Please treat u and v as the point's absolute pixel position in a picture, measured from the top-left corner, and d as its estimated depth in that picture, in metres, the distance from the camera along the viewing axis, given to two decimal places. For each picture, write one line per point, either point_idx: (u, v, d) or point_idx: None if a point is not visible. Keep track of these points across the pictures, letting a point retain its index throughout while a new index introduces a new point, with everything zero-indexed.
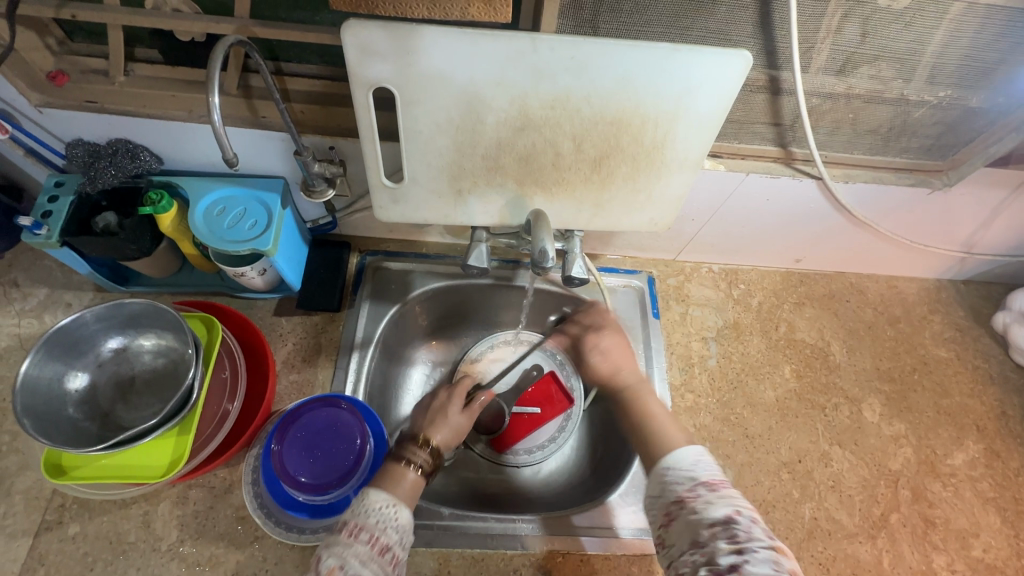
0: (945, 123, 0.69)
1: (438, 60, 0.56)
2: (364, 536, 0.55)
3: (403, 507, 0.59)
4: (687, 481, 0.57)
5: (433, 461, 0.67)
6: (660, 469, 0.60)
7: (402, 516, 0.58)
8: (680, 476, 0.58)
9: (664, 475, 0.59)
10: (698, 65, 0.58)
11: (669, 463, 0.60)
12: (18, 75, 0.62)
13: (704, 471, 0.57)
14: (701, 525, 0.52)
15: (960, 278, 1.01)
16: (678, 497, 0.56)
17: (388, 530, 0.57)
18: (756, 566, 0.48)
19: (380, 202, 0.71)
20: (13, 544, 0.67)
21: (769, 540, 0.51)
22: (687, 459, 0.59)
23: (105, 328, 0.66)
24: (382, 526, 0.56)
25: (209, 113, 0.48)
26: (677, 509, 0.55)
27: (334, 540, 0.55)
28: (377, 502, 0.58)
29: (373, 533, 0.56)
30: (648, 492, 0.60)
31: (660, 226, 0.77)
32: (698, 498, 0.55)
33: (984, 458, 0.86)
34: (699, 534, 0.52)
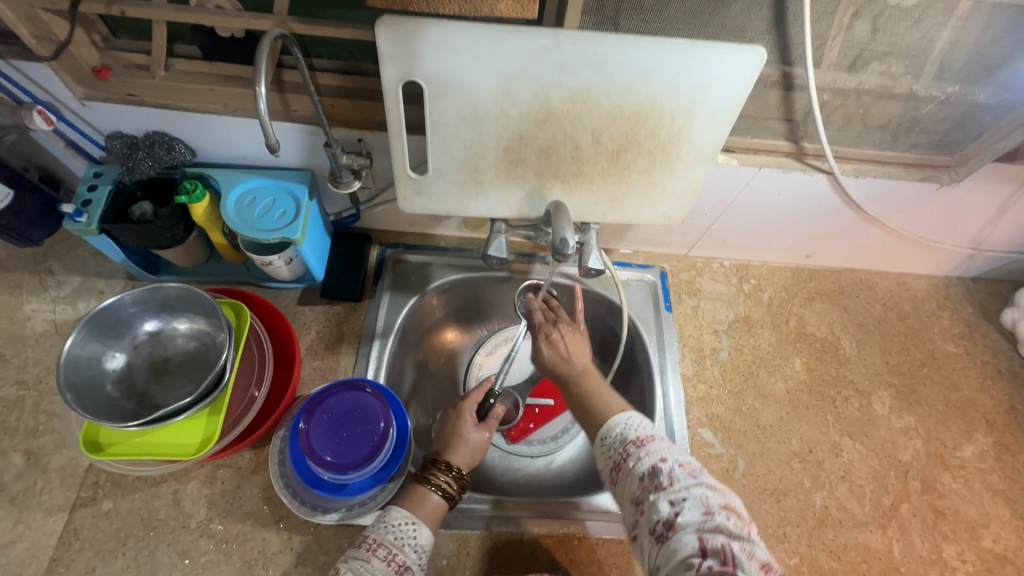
0: (953, 119, 0.71)
1: (466, 54, 0.59)
2: (381, 552, 0.58)
3: (422, 526, 0.62)
4: (619, 443, 0.59)
5: (457, 485, 0.67)
6: (597, 440, 0.62)
7: (421, 534, 0.61)
8: (613, 440, 0.60)
9: (602, 445, 0.61)
10: (714, 60, 0.60)
11: (604, 432, 0.62)
12: (66, 68, 0.65)
13: (634, 429, 0.60)
14: (635, 482, 0.55)
15: (968, 275, 1.02)
16: (614, 461, 0.59)
17: (405, 548, 0.60)
18: (687, 516, 0.50)
19: (405, 193, 0.74)
20: (49, 519, 0.70)
21: (693, 480, 0.53)
22: (618, 423, 0.62)
23: (142, 311, 0.69)
24: (400, 543, 0.59)
25: (256, 102, 0.51)
26: (617, 473, 0.58)
27: (352, 554, 0.58)
28: (396, 519, 0.61)
29: (390, 550, 0.59)
30: (595, 462, 0.63)
31: (674, 220, 0.79)
32: (629, 457, 0.57)
33: (994, 450, 0.87)
34: (635, 492, 0.55)
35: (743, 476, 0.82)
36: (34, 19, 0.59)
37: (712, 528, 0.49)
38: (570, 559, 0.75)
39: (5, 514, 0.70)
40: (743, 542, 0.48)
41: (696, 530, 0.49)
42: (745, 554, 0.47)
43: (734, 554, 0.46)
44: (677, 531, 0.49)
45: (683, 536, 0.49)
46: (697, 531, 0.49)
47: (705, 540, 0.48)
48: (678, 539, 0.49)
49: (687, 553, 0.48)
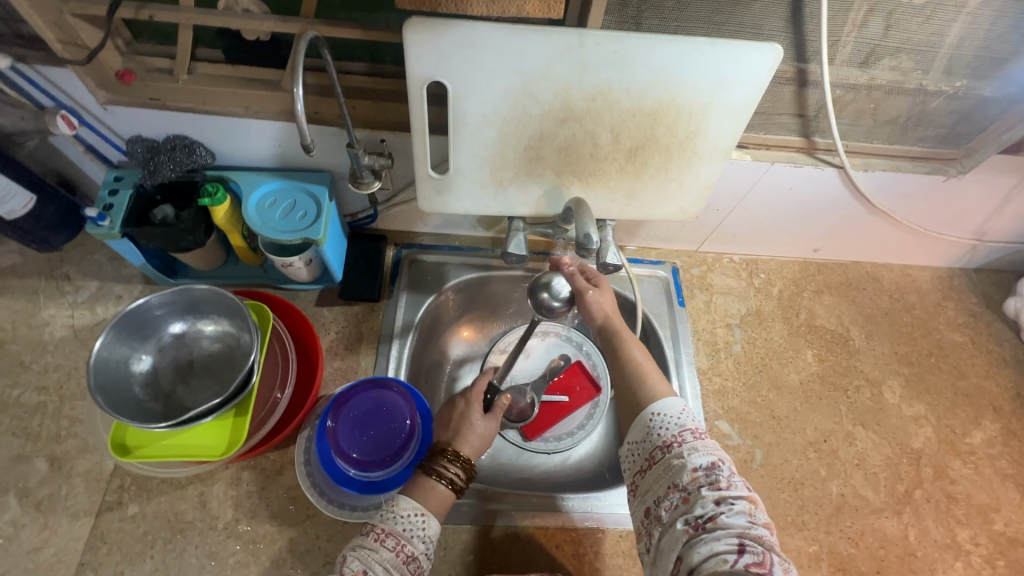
0: (960, 112, 0.73)
1: (491, 54, 0.60)
2: (390, 543, 0.58)
3: (430, 517, 0.61)
4: (673, 427, 0.59)
5: (465, 475, 0.65)
6: (646, 414, 0.61)
7: (429, 526, 0.60)
8: (667, 421, 0.60)
9: (651, 420, 0.60)
10: (734, 59, 0.62)
11: (656, 409, 0.61)
12: (90, 74, 0.66)
13: (691, 421, 0.60)
14: (684, 470, 0.55)
15: (970, 266, 1.05)
16: (664, 442, 0.58)
17: (413, 540, 0.59)
18: (732, 518, 0.51)
19: (425, 193, 0.75)
20: (76, 524, 0.70)
21: (745, 491, 0.54)
22: (673, 406, 0.61)
23: (168, 313, 0.70)
24: (409, 534, 0.59)
25: (293, 103, 0.52)
26: (663, 454, 0.57)
27: (360, 542, 0.57)
28: (405, 510, 0.60)
29: (399, 541, 0.58)
30: (630, 432, 0.62)
31: (689, 216, 0.80)
32: (683, 444, 0.57)
33: (1002, 436, 0.89)
34: (682, 478, 0.55)
35: (761, 466, 0.83)
36: (62, 25, 0.60)
37: (754, 536, 0.50)
38: (593, 550, 0.77)
39: (31, 520, 0.70)
40: (779, 556, 0.50)
41: (739, 532, 0.50)
42: (782, 569, 0.49)
43: (773, 564, 0.48)
44: (717, 528, 0.50)
45: (723, 534, 0.50)
46: (738, 533, 0.50)
47: (745, 543, 0.49)
48: (716, 536, 0.50)
49: (723, 550, 0.48)
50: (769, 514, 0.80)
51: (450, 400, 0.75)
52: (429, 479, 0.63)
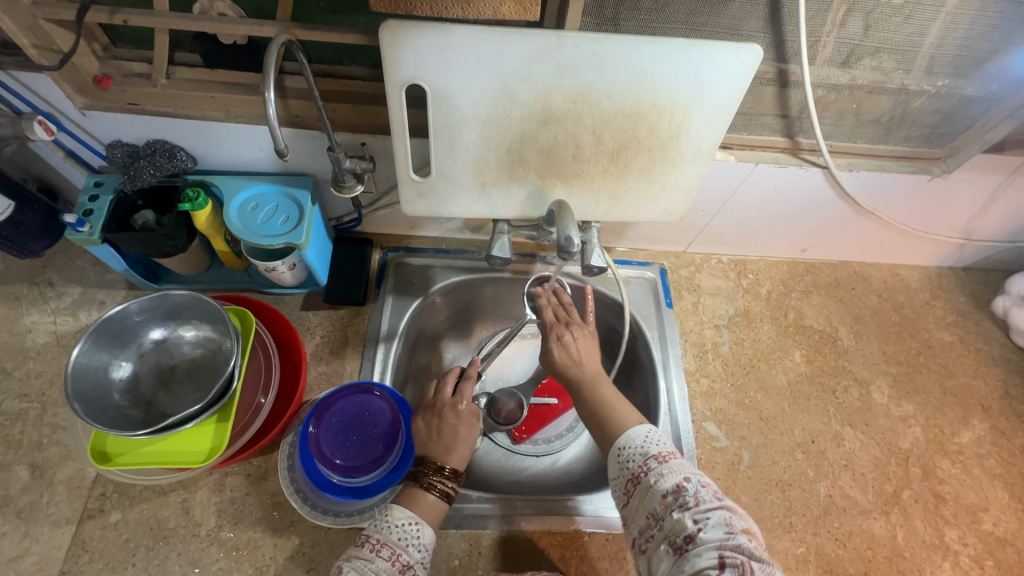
0: (943, 111, 0.73)
1: (469, 57, 0.60)
2: (385, 553, 0.58)
3: (424, 526, 0.61)
4: (639, 456, 0.59)
5: (457, 483, 0.65)
6: (614, 449, 0.61)
7: (424, 535, 0.60)
8: (632, 452, 0.59)
9: (619, 454, 0.60)
10: (712, 60, 0.61)
11: (621, 442, 0.61)
12: (66, 79, 0.65)
13: (655, 444, 0.60)
14: (656, 497, 0.55)
15: (959, 265, 1.05)
16: (632, 472, 0.58)
17: (409, 548, 0.59)
18: (710, 532, 0.50)
19: (407, 197, 0.75)
20: (57, 532, 0.69)
21: (717, 501, 0.53)
22: (636, 435, 0.61)
23: (148, 319, 0.69)
24: (404, 543, 0.59)
25: (265, 108, 0.52)
26: (633, 485, 0.57)
27: (356, 553, 0.57)
28: (399, 519, 0.60)
29: (394, 550, 0.58)
30: (606, 470, 0.62)
31: (674, 217, 0.80)
32: (649, 472, 0.57)
33: (990, 436, 0.89)
34: (654, 506, 0.55)
35: (748, 468, 0.83)
36: (36, 30, 0.59)
37: (733, 546, 0.50)
38: (580, 554, 0.76)
39: (11, 529, 0.69)
40: (761, 561, 0.50)
41: (718, 546, 0.49)
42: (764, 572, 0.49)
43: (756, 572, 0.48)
44: (698, 546, 0.50)
45: (703, 550, 0.49)
46: (718, 546, 0.49)
47: (726, 556, 0.49)
48: (698, 553, 0.50)
49: (706, 566, 0.48)
50: (756, 516, 0.79)
51: (440, 411, 0.70)
52: (422, 490, 0.64)
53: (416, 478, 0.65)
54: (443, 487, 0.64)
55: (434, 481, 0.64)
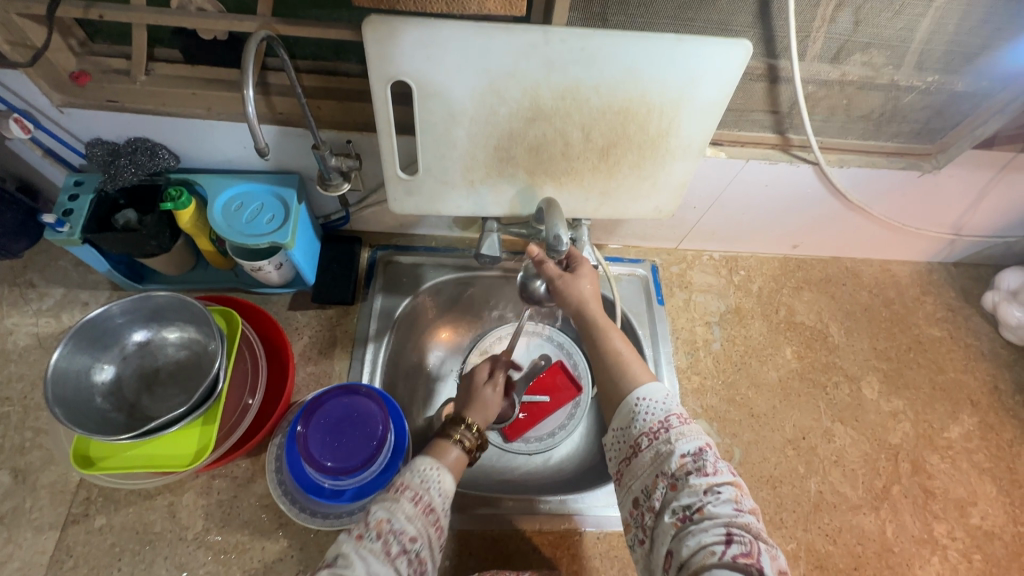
0: (934, 107, 0.73)
1: (454, 53, 0.59)
2: (408, 494, 0.56)
3: (445, 472, 0.59)
4: (659, 412, 0.56)
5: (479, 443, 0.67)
6: (630, 399, 0.59)
7: (445, 480, 0.59)
8: (651, 407, 0.57)
9: (635, 406, 0.58)
10: (701, 55, 0.61)
11: (640, 393, 0.59)
12: (42, 75, 0.64)
13: (674, 405, 0.57)
14: (671, 458, 0.53)
15: (949, 260, 1.05)
16: (649, 429, 0.56)
17: (430, 491, 0.57)
18: (719, 507, 0.49)
19: (395, 195, 0.74)
20: (41, 537, 0.68)
21: (731, 476, 0.52)
22: (657, 391, 0.58)
23: (130, 321, 0.68)
24: (425, 485, 0.57)
25: (244, 106, 0.51)
26: (648, 441, 0.55)
27: (381, 496, 0.56)
28: (420, 465, 0.60)
29: (416, 492, 0.57)
30: (614, 419, 0.60)
31: (665, 214, 0.79)
32: (669, 430, 0.55)
33: (979, 430, 0.89)
34: (669, 466, 0.53)
35: (739, 465, 0.83)
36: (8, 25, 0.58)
37: (741, 524, 0.49)
38: (573, 553, 0.76)
39: None
40: (767, 543, 0.49)
41: (726, 522, 0.49)
42: (770, 555, 0.48)
43: (761, 553, 0.48)
44: (705, 519, 0.49)
45: (710, 525, 0.49)
46: (726, 523, 0.48)
47: (733, 533, 0.48)
48: (703, 527, 0.49)
49: (711, 542, 0.48)
50: None
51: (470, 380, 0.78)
52: (449, 441, 0.65)
53: (443, 432, 0.66)
54: (467, 443, 0.66)
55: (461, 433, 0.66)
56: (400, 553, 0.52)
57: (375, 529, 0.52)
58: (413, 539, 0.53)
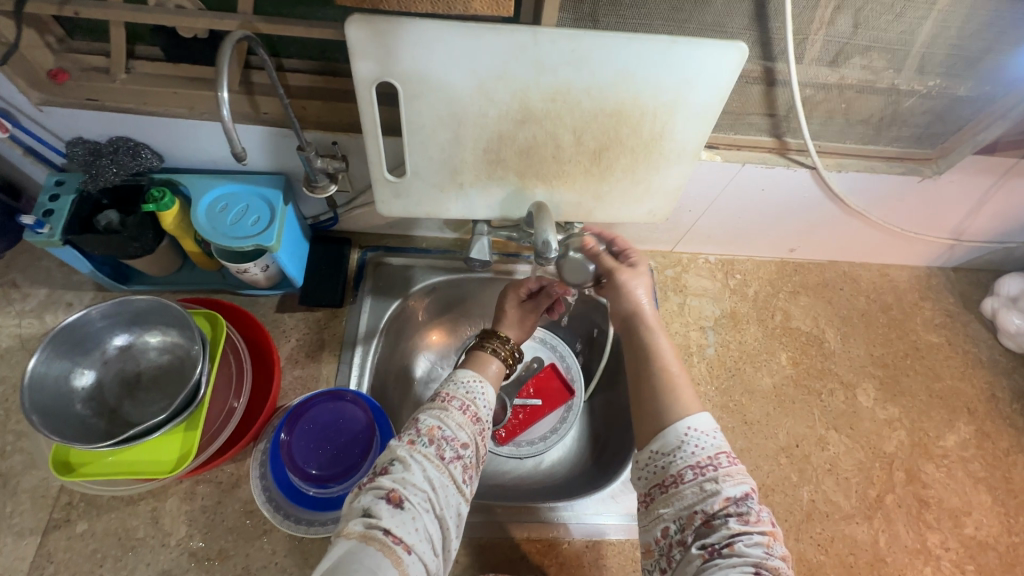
0: (934, 112, 0.71)
1: (440, 54, 0.57)
2: (456, 403, 0.60)
3: (488, 386, 0.64)
4: (709, 448, 0.53)
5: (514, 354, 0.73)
6: (679, 426, 0.54)
7: (488, 393, 0.64)
8: (700, 440, 0.53)
9: (684, 435, 0.54)
10: (696, 57, 0.59)
11: (689, 422, 0.55)
12: (19, 73, 0.62)
13: (724, 443, 0.54)
14: (715, 498, 0.50)
15: (949, 265, 1.03)
16: (695, 462, 0.52)
17: (476, 402, 0.62)
18: (753, 551, 0.48)
19: (382, 197, 0.72)
20: (21, 543, 0.67)
21: (769, 525, 0.50)
22: (708, 424, 0.54)
23: (111, 325, 0.67)
24: (472, 396, 0.62)
25: (219, 109, 0.50)
26: (693, 475, 0.52)
27: (430, 405, 0.60)
28: (464, 378, 0.64)
29: (464, 402, 0.60)
30: (653, 441, 0.56)
31: (658, 218, 0.78)
32: (717, 469, 0.52)
33: (975, 439, 0.88)
34: (711, 505, 0.50)
35: None
36: None
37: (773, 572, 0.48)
38: (562, 563, 0.75)
39: None
40: None
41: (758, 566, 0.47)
42: None
43: None
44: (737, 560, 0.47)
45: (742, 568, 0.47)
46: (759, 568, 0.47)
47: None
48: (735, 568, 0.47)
49: None
50: None
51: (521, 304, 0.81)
52: (486, 352, 0.71)
53: (480, 344, 0.72)
54: (504, 354, 0.72)
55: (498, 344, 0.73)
56: (454, 458, 0.56)
57: (427, 436, 0.56)
58: (464, 446, 0.57)
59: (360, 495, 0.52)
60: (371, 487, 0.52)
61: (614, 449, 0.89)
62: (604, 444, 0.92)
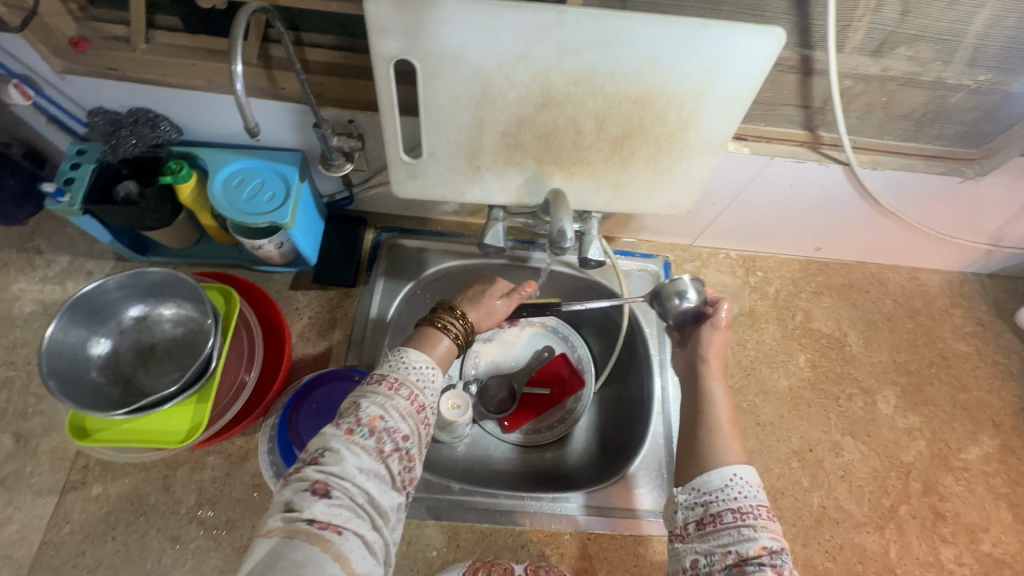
0: (982, 109, 0.67)
1: (460, 32, 0.55)
2: (404, 392, 0.55)
3: (439, 372, 0.60)
4: (750, 498, 0.52)
5: (468, 333, 0.67)
6: (726, 469, 0.54)
7: (438, 380, 0.59)
8: (743, 487, 0.53)
9: (728, 479, 0.54)
10: (729, 43, 0.56)
11: (735, 470, 0.55)
12: (41, 40, 0.62)
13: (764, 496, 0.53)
14: (750, 543, 0.50)
15: (984, 271, 0.99)
16: (735, 507, 0.52)
17: (425, 391, 0.57)
18: None
19: (398, 177, 0.71)
20: (40, 501, 0.70)
21: None
22: (753, 477, 0.54)
23: (127, 296, 0.67)
24: (421, 385, 0.57)
25: (233, 83, 0.50)
26: (732, 518, 0.51)
27: (373, 390, 0.55)
28: (416, 361, 0.58)
29: (412, 390, 0.56)
30: (697, 480, 0.55)
31: (680, 210, 0.75)
32: (755, 517, 0.51)
33: (999, 453, 0.85)
34: (743, 550, 0.49)
35: None
36: None
37: None
38: (563, 555, 0.75)
39: None
40: None
41: None
42: None
43: None
44: None
45: None
46: None
47: None
48: None
49: None
50: None
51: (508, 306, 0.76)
52: (437, 331, 0.65)
53: (430, 319, 0.66)
54: (455, 333, 0.66)
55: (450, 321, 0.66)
56: (392, 450, 0.52)
57: (367, 427, 0.52)
58: (406, 438, 0.54)
59: (286, 484, 0.49)
60: (296, 479, 0.49)
61: (621, 442, 0.88)
62: (613, 437, 0.91)
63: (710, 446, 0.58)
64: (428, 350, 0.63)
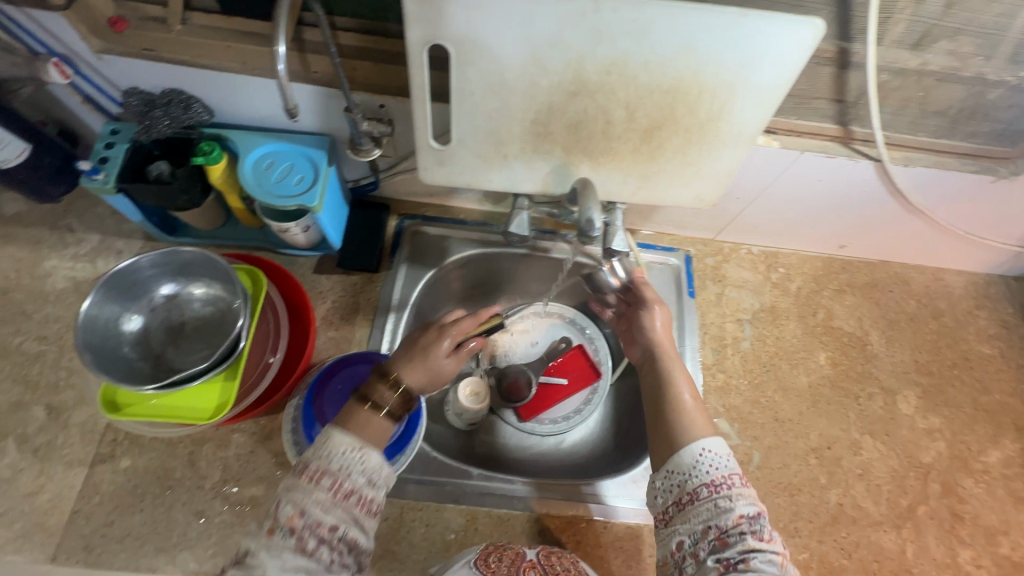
0: (1020, 106, 0.66)
1: (497, 18, 0.55)
2: (326, 482, 0.51)
3: (369, 451, 0.54)
4: (722, 469, 0.55)
5: (405, 403, 0.60)
6: (694, 446, 0.57)
7: (370, 459, 0.54)
8: (714, 460, 0.56)
9: (698, 455, 0.56)
10: (766, 33, 0.55)
11: (703, 444, 0.57)
12: (81, 20, 0.63)
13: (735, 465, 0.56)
14: (728, 514, 0.52)
15: (1010, 274, 0.97)
16: (710, 481, 0.54)
17: (352, 475, 0.52)
18: (764, 565, 0.49)
19: (426, 164, 0.71)
20: (71, 472, 0.72)
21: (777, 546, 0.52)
22: (719, 448, 0.57)
23: (159, 274, 0.69)
24: (345, 471, 0.52)
25: (276, 64, 0.52)
26: (708, 492, 0.54)
27: (292, 482, 0.51)
28: (340, 446, 0.53)
29: (336, 478, 0.51)
30: (667, 463, 0.58)
31: (706, 204, 0.75)
32: (730, 487, 0.54)
33: (1020, 457, 0.84)
34: (725, 521, 0.52)
35: (758, 468, 0.81)
36: None
37: None
38: (578, 543, 0.76)
39: (28, 465, 0.72)
40: None
41: None
42: None
43: None
44: (750, 572, 0.48)
45: None
46: None
47: None
48: None
49: None
50: None
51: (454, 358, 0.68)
52: (366, 410, 0.58)
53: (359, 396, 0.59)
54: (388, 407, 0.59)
55: (380, 397, 0.59)
56: (319, 545, 0.49)
57: (287, 526, 0.48)
58: (333, 529, 0.49)
59: None
60: None
61: (637, 435, 0.88)
62: (629, 427, 0.91)
63: (694, 427, 0.59)
64: (355, 431, 0.56)
